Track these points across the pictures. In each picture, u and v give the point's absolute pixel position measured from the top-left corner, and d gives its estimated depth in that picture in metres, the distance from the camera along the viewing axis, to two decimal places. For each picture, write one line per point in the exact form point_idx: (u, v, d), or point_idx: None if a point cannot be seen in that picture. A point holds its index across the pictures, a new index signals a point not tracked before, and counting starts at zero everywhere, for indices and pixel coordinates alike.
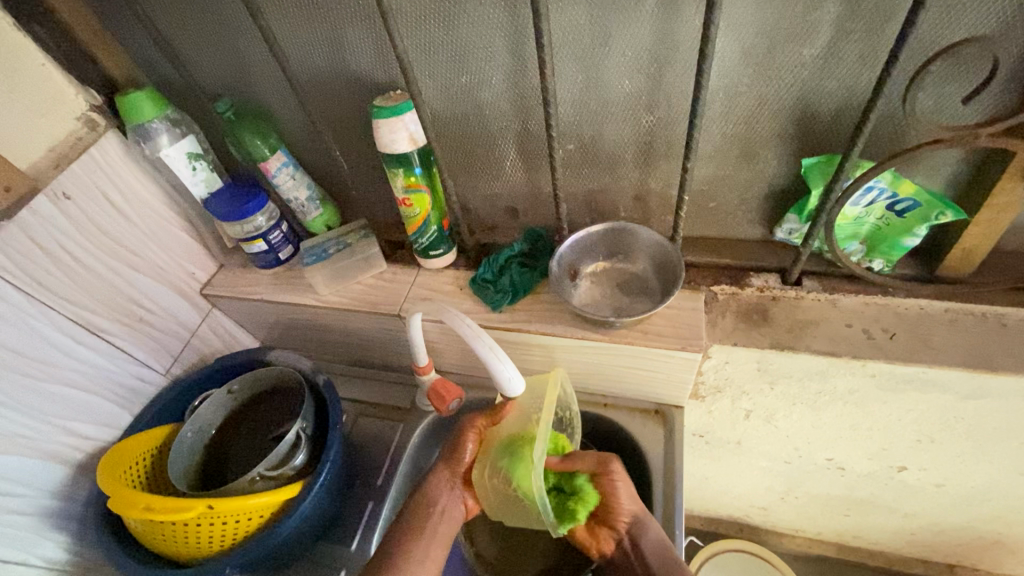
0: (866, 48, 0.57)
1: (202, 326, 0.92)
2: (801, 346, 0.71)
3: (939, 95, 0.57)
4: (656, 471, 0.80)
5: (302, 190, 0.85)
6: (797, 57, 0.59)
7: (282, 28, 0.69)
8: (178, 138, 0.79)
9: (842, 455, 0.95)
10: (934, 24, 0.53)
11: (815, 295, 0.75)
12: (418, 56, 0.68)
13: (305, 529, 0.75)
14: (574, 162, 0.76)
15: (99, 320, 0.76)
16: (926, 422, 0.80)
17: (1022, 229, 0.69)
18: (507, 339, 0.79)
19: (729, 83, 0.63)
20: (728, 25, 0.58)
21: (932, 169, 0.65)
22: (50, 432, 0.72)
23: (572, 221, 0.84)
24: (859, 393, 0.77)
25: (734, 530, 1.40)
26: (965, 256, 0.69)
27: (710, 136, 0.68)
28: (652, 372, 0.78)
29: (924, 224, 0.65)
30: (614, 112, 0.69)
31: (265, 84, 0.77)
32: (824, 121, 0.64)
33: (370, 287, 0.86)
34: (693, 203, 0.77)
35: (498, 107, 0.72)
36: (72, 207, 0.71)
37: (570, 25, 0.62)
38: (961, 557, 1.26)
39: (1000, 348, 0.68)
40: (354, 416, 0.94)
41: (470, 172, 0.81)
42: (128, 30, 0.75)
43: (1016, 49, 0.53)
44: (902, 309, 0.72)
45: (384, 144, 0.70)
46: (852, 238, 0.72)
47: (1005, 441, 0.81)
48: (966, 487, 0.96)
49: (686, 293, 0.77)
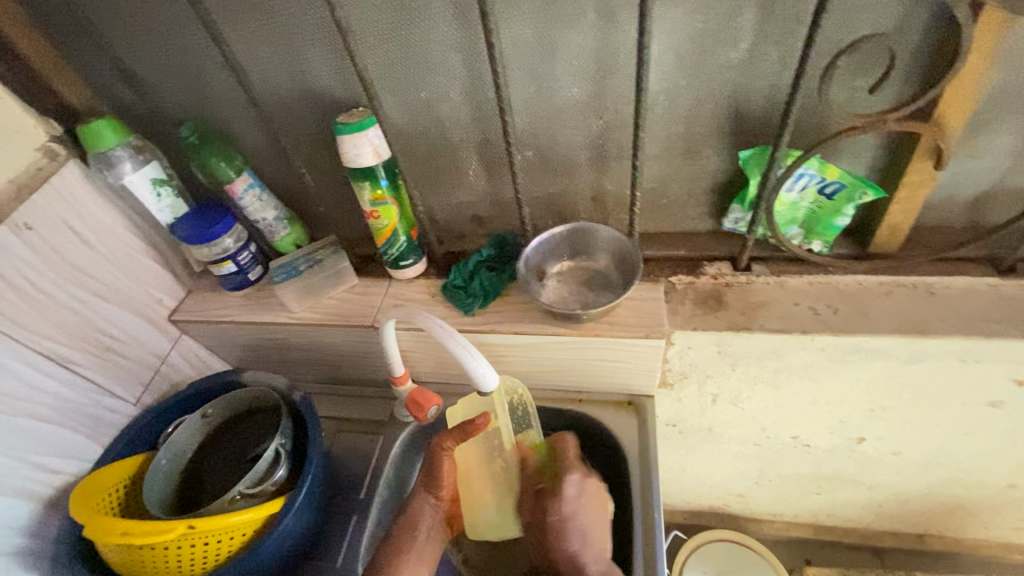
0: (784, 49, 0.64)
1: (172, 352, 0.91)
2: (756, 326, 0.77)
3: (850, 88, 0.64)
4: (633, 458, 0.83)
5: (269, 211, 0.86)
6: (725, 59, 0.65)
7: (244, 53, 0.72)
8: (141, 165, 0.80)
9: (806, 432, 1.00)
10: (838, 23, 0.60)
11: (764, 279, 0.81)
12: (379, 75, 0.72)
13: (288, 546, 0.74)
14: (532, 169, 0.80)
15: (65, 350, 0.75)
16: (875, 392, 0.87)
17: (940, 206, 0.76)
18: (480, 340, 0.82)
19: (667, 86, 0.68)
20: (661, 32, 0.64)
21: (854, 156, 0.72)
22: (18, 468, 0.70)
23: (536, 225, 0.88)
24: (813, 367, 0.82)
25: (717, 521, 1.44)
26: (891, 233, 0.76)
27: (656, 137, 0.74)
28: (622, 362, 0.82)
29: (851, 203, 0.72)
30: (566, 119, 0.74)
31: (229, 108, 0.79)
32: (756, 117, 0.70)
33: (342, 301, 0.87)
34: (646, 200, 0.82)
35: (458, 119, 0.76)
36: (33, 236, 0.71)
37: (518, 38, 0.67)
38: (929, 526, 1.32)
39: (931, 314, 0.75)
40: (333, 432, 0.95)
41: (434, 183, 0.84)
42: (90, 60, 0.76)
43: (909, 45, 0.60)
44: (843, 286, 0.78)
45: (348, 158, 0.73)
46: (792, 223, 0.78)
47: (948, 403, 0.88)
48: (921, 452, 1.02)
49: (647, 285, 0.81)
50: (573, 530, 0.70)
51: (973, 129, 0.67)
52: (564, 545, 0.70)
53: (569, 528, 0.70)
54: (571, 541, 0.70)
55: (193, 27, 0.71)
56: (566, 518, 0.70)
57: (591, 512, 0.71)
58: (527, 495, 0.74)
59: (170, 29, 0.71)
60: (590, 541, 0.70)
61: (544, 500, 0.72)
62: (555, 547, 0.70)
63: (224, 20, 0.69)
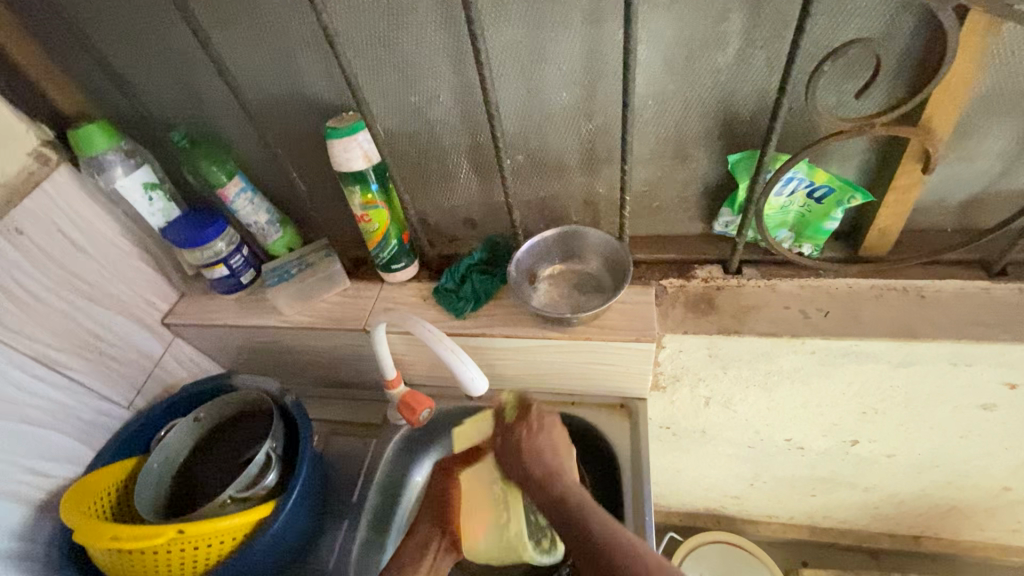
0: (772, 53, 0.64)
1: (165, 355, 0.91)
2: (746, 329, 0.77)
3: (838, 92, 0.64)
4: (624, 461, 0.83)
5: (261, 214, 0.86)
6: (713, 64, 0.65)
7: (234, 58, 0.72)
8: (133, 169, 0.80)
9: (799, 434, 1.00)
10: (826, 28, 0.60)
11: (755, 282, 0.81)
12: (368, 79, 0.72)
13: (280, 549, 0.75)
14: (523, 172, 0.80)
15: (57, 354, 0.75)
16: (868, 395, 0.86)
17: (931, 210, 0.76)
18: (471, 344, 0.82)
19: (656, 90, 0.68)
20: (649, 36, 0.64)
21: (843, 159, 0.72)
22: (10, 472, 0.70)
23: (527, 227, 0.88)
24: (804, 370, 0.82)
25: (713, 523, 1.43)
26: (882, 236, 0.76)
27: (646, 140, 0.74)
28: (613, 365, 0.82)
29: (839, 208, 0.72)
30: (556, 122, 0.74)
31: (220, 112, 0.79)
32: (745, 121, 0.70)
33: (334, 304, 0.87)
34: (638, 203, 0.82)
35: (448, 122, 0.76)
36: (25, 241, 0.71)
37: (506, 43, 0.67)
38: (924, 527, 1.32)
39: (922, 317, 0.75)
40: (326, 435, 0.95)
41: (425, 186, 0.84)
42: (80, 65, 0.77)
43: (896, 49, 0.60)
44: (833, 289, 0.78)
45: (340, 162, 0.72)
46: (781, 226, 0.78)
47: (940, 406, 0.88)
48: (915, 455, 1.02)
49: (638, 288, 0.81)
50: (544, 445, 0.70)
51: (963, 132, 0.67)
52: (537, 458, 0.69)
53: (543, 447, 0.70)
54: (543, 455, 0.69)
55: (184, 32, 0.71)
56: (533, 444, 0.71)
57: (559, 437, 0.72)
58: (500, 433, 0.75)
59: (160, 33, 0.72)
60: (561, 457, 0.70)
61: (513, 431, 0.73)
62: (530, 466, 0.69)
63: (213, 25, 0.69)
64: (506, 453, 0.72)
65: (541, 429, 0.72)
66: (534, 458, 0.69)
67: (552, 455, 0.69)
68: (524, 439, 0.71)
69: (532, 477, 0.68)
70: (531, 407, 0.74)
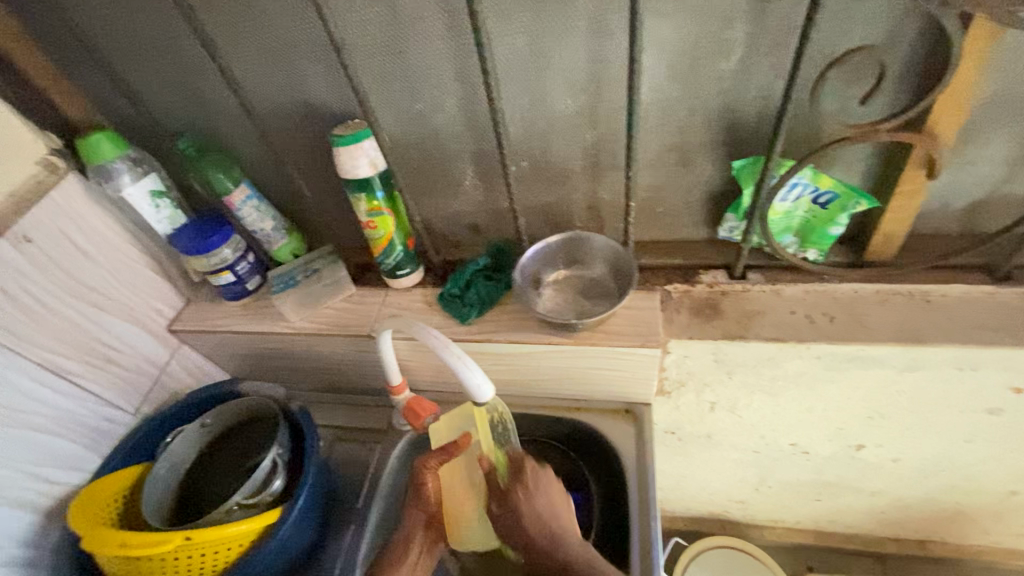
0: (775, 60, 0.64)
1: (171, 362, 0.92)
2: (751, 335, 0.77)
3: (842, 99, 0.65)
4: (630, 468, 0.83)
5: (267, 221, 0.87)
6: (717, 71, 0.65)
7: (241, 67, 0.73)
8: (140, 177, 0.80)
9: (804, 439, 1.00)
10: (829, 35, 0.60)
11: (759, 287, 0.81)
12: (373, 88, 0.73)
13: (286, 555, 0.75)
14: (528, 179, 0.81)
15: (64, 361, 0.76)
16: (874, 399, 0.86)
17: (935, 214, 0.76)
18: (476, 350, 0.82)
19: (660, 96, 0.69)
20: (652, 44, 0.64)
21: (847, 165, 0.72)
22: (17, 479, 0.70)
23: (532, 233, 0.88)
24: (809, 375, 0.82)
25: (717, 527, 1.43)
26: (886, 241, 0.76)
27: (650, 146, 0.74)
28: (619, 371, 0.82)
29: (844, 213, 0.72)
30: (561, 129, 0.74)
31: (226, 120, 0.80)
32: (749, 127, 0.70)
33: (340, 311, 0.88)
34: (642, 209, 0.83)
35: (453, 129, 0.76)
36: (33, 249, 0.72)
37: (511, 51, 0.67)
38: (930, 532, 1.31)
39: (928, 322, 0.75)
40: (331, 441, 0.95)
41: (430, 193, 0.85)
42: (88, 75, 0.77)
43: (899, 56, 0.61)
44: (839, 294, 0.78)
45: (346, 171, 0.73)
46: (786, 231, 0.78)
47: (946, 410, 0.87)
48: (921, 459, 1.02)
49: (642, 294, 0.81)
50: (535, 516, 0.70)
51: (966, 137, 0.67)
52: (540, 527, 0.70)
53: (543, 512, 0.70)
54: (547, 518, 0.70)
55: (190, 42, 0.72)
56: (530, 513, 0.70)
57: (553, 493, 0.72)
58: (491, 489, 0.74)
59: (167, 43, 0.72)
60: (559, 510, 0.71)
61: (512, 495, 0.72)
62: (531, 530, 0.70)
63: (220, 34, 0.70)
64: (509, 526, 0.71)
65: (529, 501, 0.71)
66: (535, 523, 0.70)
67: (549, 517, 0.70)
68: (522, 504, 0.71)
69: (534, 545, 0.69)
70: (524, 465, 0.73)
